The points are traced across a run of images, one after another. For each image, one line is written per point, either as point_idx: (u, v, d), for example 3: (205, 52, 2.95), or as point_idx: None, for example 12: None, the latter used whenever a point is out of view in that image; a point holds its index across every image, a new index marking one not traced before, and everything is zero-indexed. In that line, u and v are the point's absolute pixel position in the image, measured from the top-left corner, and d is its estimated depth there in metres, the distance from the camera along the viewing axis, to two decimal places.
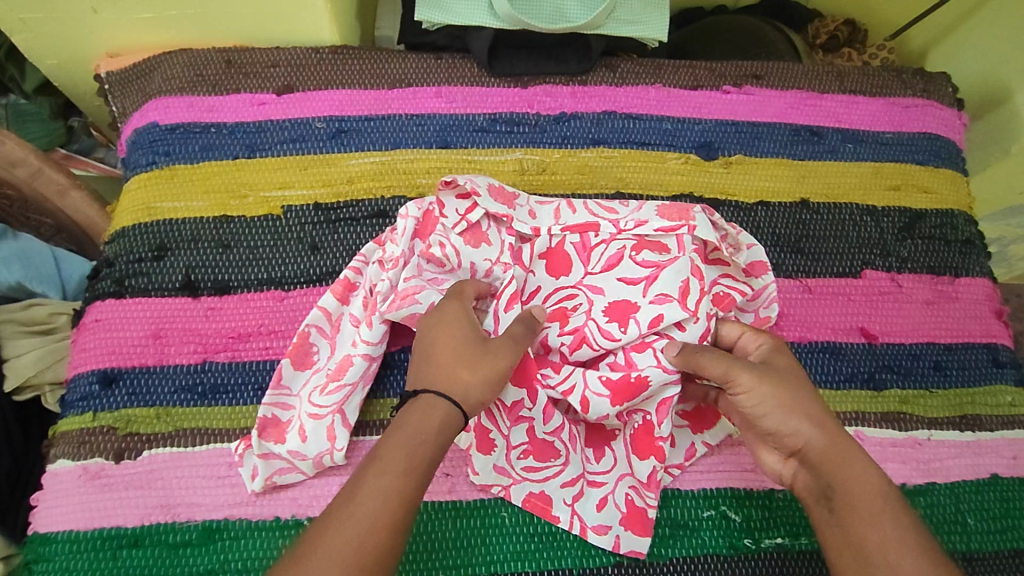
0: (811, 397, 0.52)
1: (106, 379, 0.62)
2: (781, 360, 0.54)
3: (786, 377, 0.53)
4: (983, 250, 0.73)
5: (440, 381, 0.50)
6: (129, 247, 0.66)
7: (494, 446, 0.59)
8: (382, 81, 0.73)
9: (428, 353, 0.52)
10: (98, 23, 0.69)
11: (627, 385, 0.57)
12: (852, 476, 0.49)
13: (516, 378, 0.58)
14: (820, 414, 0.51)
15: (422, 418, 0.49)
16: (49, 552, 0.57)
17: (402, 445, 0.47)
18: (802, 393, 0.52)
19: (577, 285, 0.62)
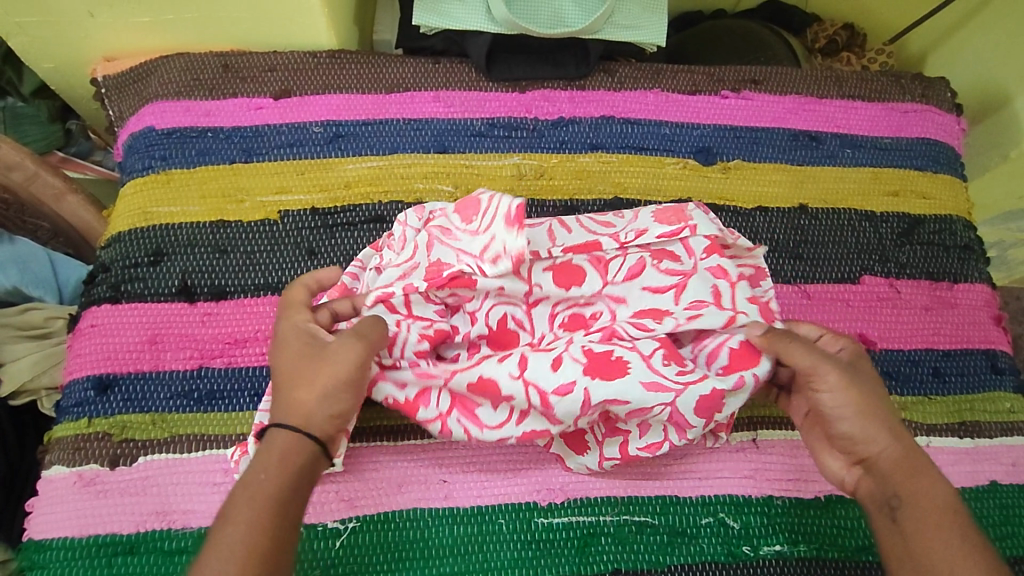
0: (890, 409, 0.52)
1: (101, 386, 0.61)
2: (864, 365, 0.54)
3: (869, 385, 0.52)
4: (982, 256, 0.73)
5: (286, 412, 0.49)
6: (125, 252, 0.66)
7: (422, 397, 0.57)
8: (379, 85, 0.72)
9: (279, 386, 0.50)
10: (93, 26, 0.69)
11: (602, 361, 0.54)
12: (924, 491, 0.49)
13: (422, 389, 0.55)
14: (896, 427, 0.52)
15: (268, 452, 0.47)
16: (44, 558, 0.57)
17: (249, 484, 0.46)
18: (880, 401, 0.52)
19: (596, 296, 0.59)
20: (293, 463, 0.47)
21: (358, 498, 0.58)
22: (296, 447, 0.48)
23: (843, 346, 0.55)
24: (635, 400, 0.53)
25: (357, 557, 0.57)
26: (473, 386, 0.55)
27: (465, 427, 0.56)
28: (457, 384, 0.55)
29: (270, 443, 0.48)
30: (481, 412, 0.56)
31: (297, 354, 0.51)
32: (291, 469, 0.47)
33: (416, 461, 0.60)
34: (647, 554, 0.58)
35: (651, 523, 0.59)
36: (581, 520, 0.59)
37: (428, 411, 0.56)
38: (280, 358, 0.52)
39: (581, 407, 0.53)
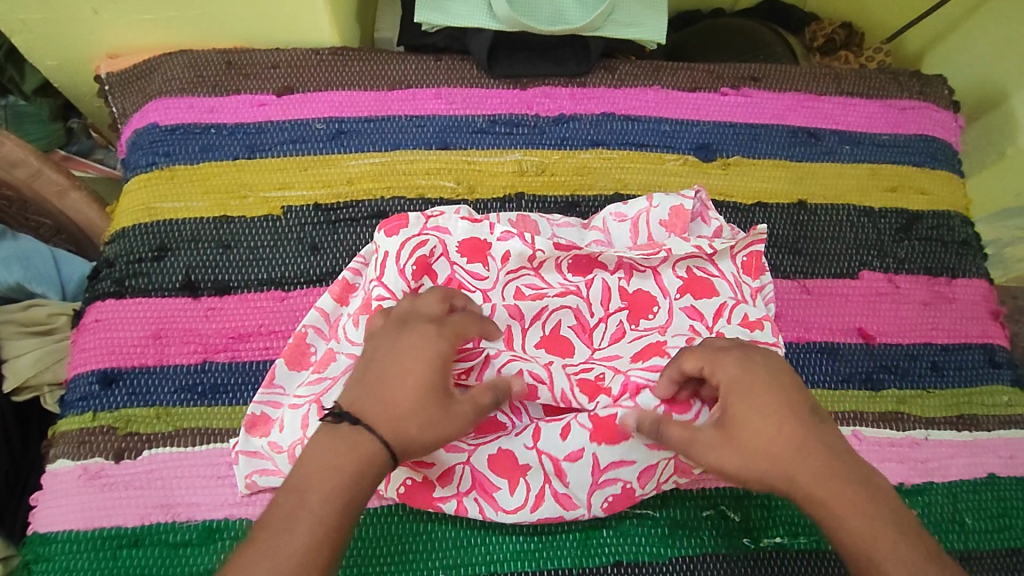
0: (786, 425, 0.48)
1: (106, 379, 0.62)
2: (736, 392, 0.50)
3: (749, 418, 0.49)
4: (979, 252, 0.74)
5: (390, 423, 0.47)
6: (129, 247, 0.66)
7: (442, 484, 0.57)
8: (382, 82, 0.73)
9: (393, 384, 0.48)
10: (98, 23, 0.70)
11: (609, 428, 0.55)
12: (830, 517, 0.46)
13: (442, 478, 0.57)
14: (791, 444, 0.48)
15: (339, 445, 0.46)
16: (48, 552, 0.57)
17: (323, 468, 0.45)
18: (764, 432, 0.48)
19: (589, 361, 0.59)
20: (369, 477, 0.45)
21: None
22: (378, 457, 0.46)
23: (730, 364, 0.51)
24: (639, 459, 0.56)
25: (361, 549, 0.57)
26: (496, 461, 0.56)
27: (480, 506, 0.57)
28: (477, 461, 0.57)
29: (352, 440, 0.46)
30: (500, 496, 0.56)
31: (433, 369, 0.49)
32: (375, 481, 0.46)
33: None
34: (649, 546, 0.59)
35: (651, 515, 0.60)
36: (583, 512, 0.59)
37: (447, 490, 0.57)
38: (409, 352, 0.49)
39: (592, 475, 0.56)
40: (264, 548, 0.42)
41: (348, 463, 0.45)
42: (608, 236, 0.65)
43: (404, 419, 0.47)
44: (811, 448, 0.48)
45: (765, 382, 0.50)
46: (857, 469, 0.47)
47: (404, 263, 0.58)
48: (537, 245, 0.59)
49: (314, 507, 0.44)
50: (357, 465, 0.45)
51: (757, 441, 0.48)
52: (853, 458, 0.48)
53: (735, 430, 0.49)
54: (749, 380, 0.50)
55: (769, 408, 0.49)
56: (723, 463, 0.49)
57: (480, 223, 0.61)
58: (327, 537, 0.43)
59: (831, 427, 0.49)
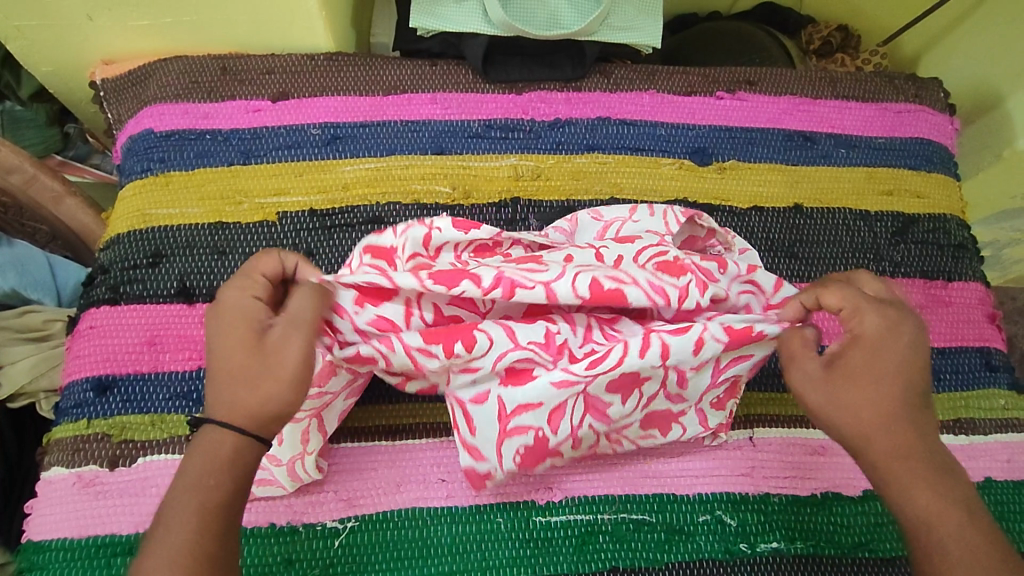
0: (892, 390, 0.49)
1: (100, 387, 0.62)
2: (859, 354, 0.50)
3: (856, 376, 0.50)
4: (976, 254, 0.74)
5: (224, 404, 0.47)
6: (123, 254, 0.66)
7: (555, 423, 0.54)
8: (378, 87, 0.73)
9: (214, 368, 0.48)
10: (93, 29, 0.70)
11: (745, 337, 0.53)
12: (899, 476, 0.48)
13: (553, 415, 0.54)
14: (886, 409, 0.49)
15: (194, 456, 0.46)
16: (43, 560, 0.57)
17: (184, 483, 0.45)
18: (866, 393, 0.49)
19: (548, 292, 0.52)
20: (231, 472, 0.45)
21: (358, 498, 0.58)
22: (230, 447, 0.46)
23: (873, 318, 0.51)
24: (756, 352, 0.56)
25: (356, 557, 0.57)
26: (613, 385, 0.54)
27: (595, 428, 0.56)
28: (593, 388, 0.53)
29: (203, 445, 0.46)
30: (613, 411, 0.55)
31: (232, 327, 0.49)
32: (238, 477, 0.46)
33: (415, 461, 0.60)
34: (645, 552, 0.59)
35: (648, 521, 0.60)
36: (580, 518, 0.59)
37: (563, 430, 0.54)
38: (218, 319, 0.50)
39: (710, 377, 0.56)
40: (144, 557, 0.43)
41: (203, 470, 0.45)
42: (573, 228, 0.63)
43: (232, 396, 0.47)
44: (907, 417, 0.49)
45: (898, 348, 0.50)
46: (939, 453, 0.49)
47: (360, 263, 0.57)
48: (436, 224, 0.57)
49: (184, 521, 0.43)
50: (207, 463, 0.45)
51: (855, 394, 0.49)
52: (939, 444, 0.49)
53: (840, 378, 0.50)
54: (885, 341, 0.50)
55: (886, 374, 0.49)
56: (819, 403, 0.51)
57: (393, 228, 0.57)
58: (201, 542, 0.43)
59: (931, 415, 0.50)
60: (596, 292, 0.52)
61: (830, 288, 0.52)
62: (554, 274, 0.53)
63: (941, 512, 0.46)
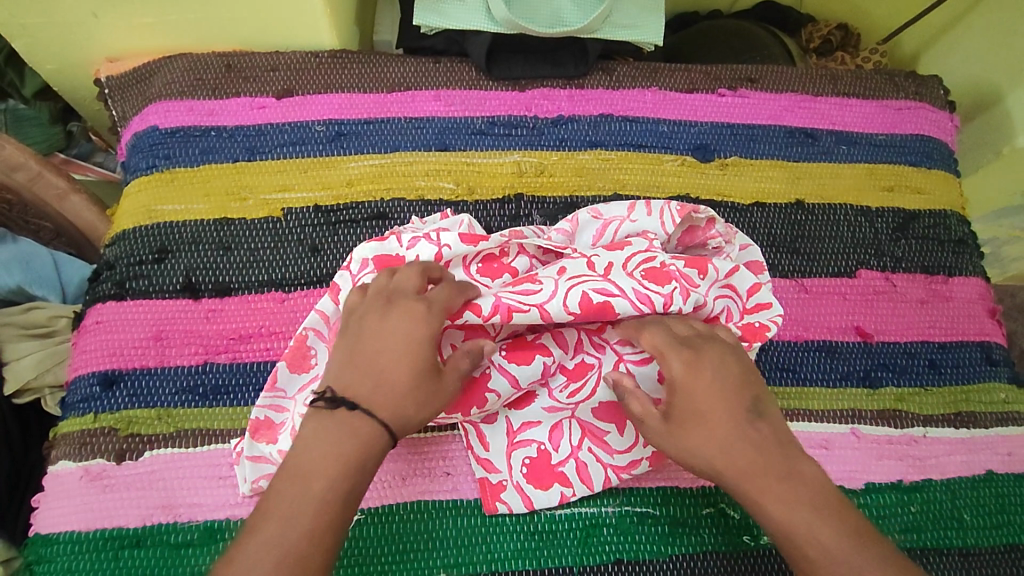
0: (720, 423, 0.49)
1: (106, 381, 0.62)
2: (689, 395, 0.50)
3: (694, 415, 0.50)
4: (976, 250, 0.74)
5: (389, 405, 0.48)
6: (129, 249, 0.67)
7: (552, 451, 0.58)
8: (381, 84, 0.73)
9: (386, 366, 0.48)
10: (98, 27, 0.70)
11: None
12: (757, 506, 0.48)
13: (552, 435, 0.59)
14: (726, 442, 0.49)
15: (338, 439, 0.46)
16: (50, 552, 0.57)
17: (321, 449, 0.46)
18: (706, 430, 0.49)
19: (542, 312, 0.54)
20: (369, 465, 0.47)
21: (363, 491, 0.59)
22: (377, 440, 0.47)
23: (676, 363, 0.51)
24: None
25: (362, 549, 0.57)
26: (603, 413, 0.58)
27: (595, 455, 0.58)
28: (582, 412, 0.59)
29: (352, 425, 0.47)
30: (611, 439, 0.58)
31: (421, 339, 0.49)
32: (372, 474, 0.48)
33: (420, 454, 0.60)
34: (649, 544, 0.59)
35: (652, 514, 0.60)
36: (584, 511, 0.60)
37: (562, 449, 0.58)
38: (398, 325, 0.49)
39: None
40: (270, 533, 0.43)
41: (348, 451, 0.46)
42: (574, 229, 0.63)
43: (398, 405, 0.48)
44: (739, 442, 0.49)
45: (707, 383, 0.50)
46: (784, 461, 0.48)
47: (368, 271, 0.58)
48: (443, 241, 0.58)
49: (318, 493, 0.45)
50: (358, 449, 0.46)
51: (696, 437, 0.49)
52: (783, 449, 0.49)
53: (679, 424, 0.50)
54: (693, 378, 0.50)
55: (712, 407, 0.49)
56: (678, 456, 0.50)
57: (387, 240, 0.59)
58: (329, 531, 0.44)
59: (770, 423, 0.50)
60: (585, 309, 0.54)
61: (648, 331, 0.53)
62: (546, 294, 0.54)
63: (800, 530, 0.46)
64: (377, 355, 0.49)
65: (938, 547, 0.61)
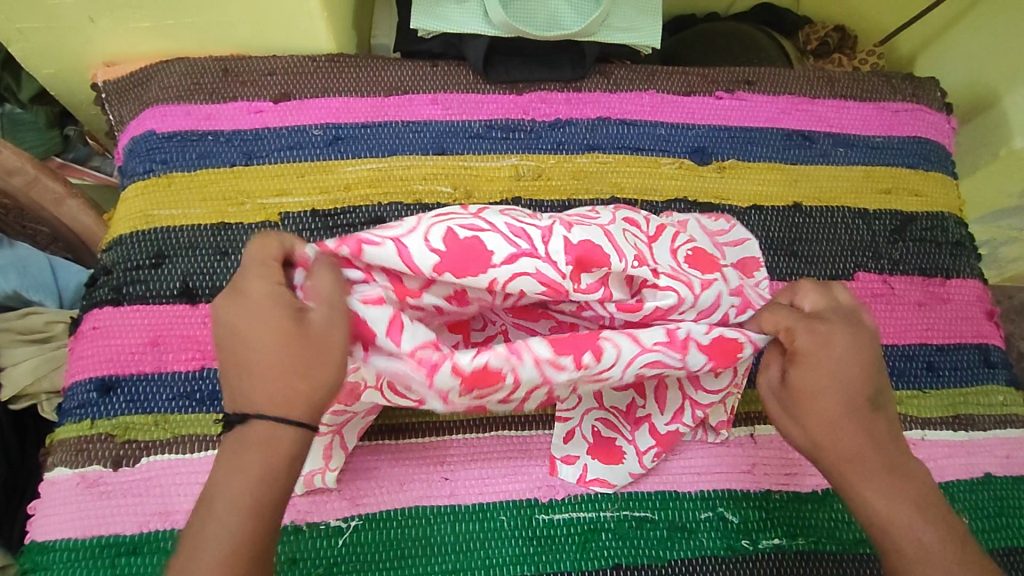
0: (836, 407, 0.48)
1: (104, 387, 0.62)
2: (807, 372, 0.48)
3: (807, 392, 0.48)
4: (973, 252, 0.74)
5: (267, 393, 0.43)
6: (126, 255, 0.66)
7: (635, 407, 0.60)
8: (379, 88, 0.73)
9: (249, 357, 0.44)
10: (95, 31, 0.70)
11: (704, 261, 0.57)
12: (855, 492, 0.48)
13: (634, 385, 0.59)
14: (839, 423, 0.48)
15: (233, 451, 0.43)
16: (46, 560, 0.57)
17: (228, 485, 0.42)
18: (817, 410, 0.48)
19: (407, 241, 0.50)
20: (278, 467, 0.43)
21: (361, 496, 0.58)
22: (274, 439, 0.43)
23: (804, 335, 0.48)
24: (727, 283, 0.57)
25: (360, 555, 0.57)
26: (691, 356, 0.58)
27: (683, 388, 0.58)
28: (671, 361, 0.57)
29: (241, 443, 0.43)
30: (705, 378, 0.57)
31: (258, 309, 0.45)
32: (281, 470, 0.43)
33: (417, 460, 0.60)
34: (647, 549, 0.59)
35: (651, 518, 0.60)
36: (581, 516, 0.59)
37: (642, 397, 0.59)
38: (238, 307, 0.45)
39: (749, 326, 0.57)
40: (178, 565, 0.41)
41: (251, 465, 0.42)
42: None
43: (267, 382, 0.43)
44: (853, 430, 0.47)
45: (834, 362, 0.48)
46: (895, 456, 0.48)
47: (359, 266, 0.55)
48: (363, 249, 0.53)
49: (223, 522, 0.41)
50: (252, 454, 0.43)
51: (806, 416, 0.48)
52: (893, 443, 0.48)
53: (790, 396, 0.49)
54: (819, 354, 0.48)
55: (828, 388, 0.48)
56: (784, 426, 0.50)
57: None
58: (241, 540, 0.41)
59: (886, 417, 0.49)
60: (454, 248, 0.51)
61: (772, 311, 0.51)
62: (405, 230, 0.51)
63: (900, 526, 0.46)
64: (227, 339, 0.45)
65: None
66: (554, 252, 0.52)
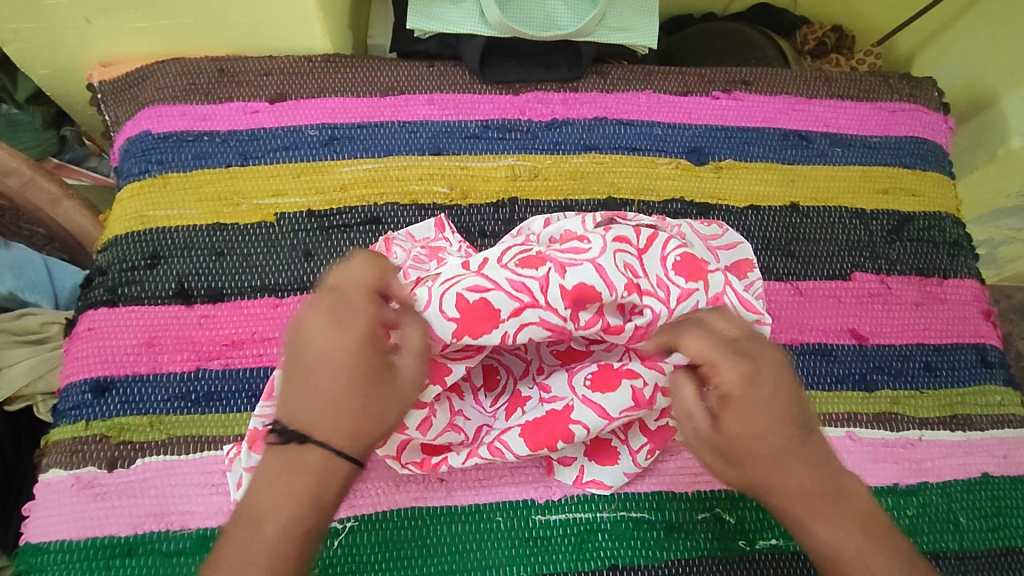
0: (774, 445, 0.45)
1: (99, 388, 0.62)
2: (740, 412, 0.45)
3: (741, 433, 0.45)
4: (971, 252, 0.74)
5: (325, 424, 0.43)
6: (122, 255, 0.66)
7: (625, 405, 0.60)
8: (375, 89, 0.73)
9: (318, 382, 0.43)
10: (91, 31, 0.70)
11: (692, 269, 0.56)
12: (801, 525, 0.46)
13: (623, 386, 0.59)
14: (776, 460, 0.45)
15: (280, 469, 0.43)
16: (41, 562, 0.57)
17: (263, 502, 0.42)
18: (754, 449, 0.45)
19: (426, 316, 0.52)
20: (327, 498, 0.43)
21: (357, 497, 0.58)
22: (324, 466, 0.43)
23: (733, 374, 0.45)
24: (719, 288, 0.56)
25: (356, 556, 0.57)
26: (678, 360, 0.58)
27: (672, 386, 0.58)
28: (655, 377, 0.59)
29: (297, 463, 0.42)
30: None
31: (345, 341, 0.44)
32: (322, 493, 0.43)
33: None
34: (644, 550, 0.59)
35: (648, 519, 0.60)
36: (578, 517, 0.59)
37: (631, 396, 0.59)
38: (323, 332, 0.44)
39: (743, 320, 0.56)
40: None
41: (303, 490, 0.42)
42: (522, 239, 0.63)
43: (341, 417, 0.43)
44: (790, 465, 0.45)
45: (764, 397, 0.45)
46: (834, 482, 0.46)
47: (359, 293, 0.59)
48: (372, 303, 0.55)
49: (271, 538, 0.41)
50: (300, 477, 0.42)
51: (743, 456, 0.45)
52: (829, 468, 0.46)
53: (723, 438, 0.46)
54: (749, 392, 0.45)
55: (762, 427, 0.45)
56: (714, 466, 0.47)
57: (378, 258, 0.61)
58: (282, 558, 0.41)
59: (818, 440, 0.47)
60: (464, 311, 0.53)
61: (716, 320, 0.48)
62: (422, 303, 0.53)
63: (848, 555, 0.44)
64: (311, 358, 0.44)
65: (933, 550, 0.61)
66: (553, 300, 0.54)
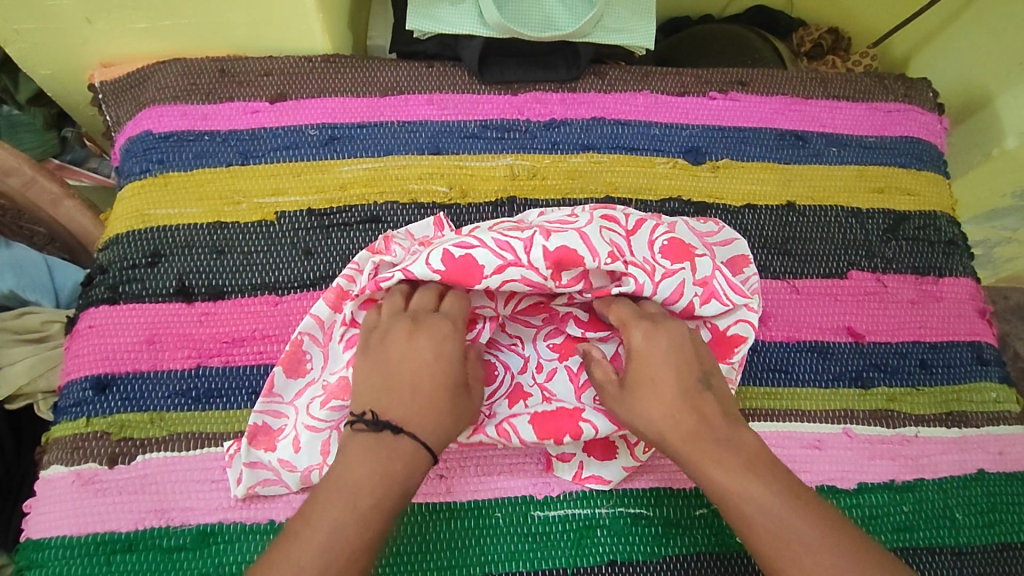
0: (669, 388, 0.51)
1: (99, 385, 0.62)
2: (644, 364, 0.52)
3: (644, 382, 0.51)
4: (966, 251, 0.75)
5: (417, 418, 0.48)
6: (123, 253, 0.67)
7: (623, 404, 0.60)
8: (373, 89, 0.74)
9: (414, 385, 0.50)
10: (92, 32, 0.70)
11: (682, 252, 0.57)
12: (703, 471, 0.48)
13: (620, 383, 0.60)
14: (674, 406, 0.50)
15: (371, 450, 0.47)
16: (41, 557, 0.57)
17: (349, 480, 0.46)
18: (655, 396, 0.51)
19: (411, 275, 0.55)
20: (411, 485, 0.47)
21: None
22: (413, 457, 0.47)
23: (637, 333, 0.53)
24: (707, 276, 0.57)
25: None
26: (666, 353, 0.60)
27: None
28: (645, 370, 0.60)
29: (392, 447, 0.47)
30: None
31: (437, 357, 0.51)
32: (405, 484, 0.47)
33: None
34: (643, 545, 0.59)
35: (646, 515, 0.60)
36: (577, 512, 0.60)
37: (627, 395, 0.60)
38: (420, 346, 0.51)
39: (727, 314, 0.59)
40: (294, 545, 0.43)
41: (396, 472, 0.46)
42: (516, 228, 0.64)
43: (438, 415, 0.49)
44: (687, 410, 0.50)
45: (661, 350, 0.52)
46: (729, 429, 0.49)
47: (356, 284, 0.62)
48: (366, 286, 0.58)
49: (363, 510, 0.45)
50: (393, 461, 0.47)
51: (645, 404, 0.51)
52: (727, 419, 0.50)
53: (631, 391, 0.52)
54: (647, 347, 0.52)
55: (657, 375, 0.51)
56: (627, 421, 0.52)
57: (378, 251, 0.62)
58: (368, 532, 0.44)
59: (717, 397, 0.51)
60: (451, 266, 0.54)
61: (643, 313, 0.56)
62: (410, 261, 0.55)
63: (746, 496, 0.46)
64: (406, 364, 0.50)
65: (931, 546, 0.61)
66: (537, 260, 0.54)
